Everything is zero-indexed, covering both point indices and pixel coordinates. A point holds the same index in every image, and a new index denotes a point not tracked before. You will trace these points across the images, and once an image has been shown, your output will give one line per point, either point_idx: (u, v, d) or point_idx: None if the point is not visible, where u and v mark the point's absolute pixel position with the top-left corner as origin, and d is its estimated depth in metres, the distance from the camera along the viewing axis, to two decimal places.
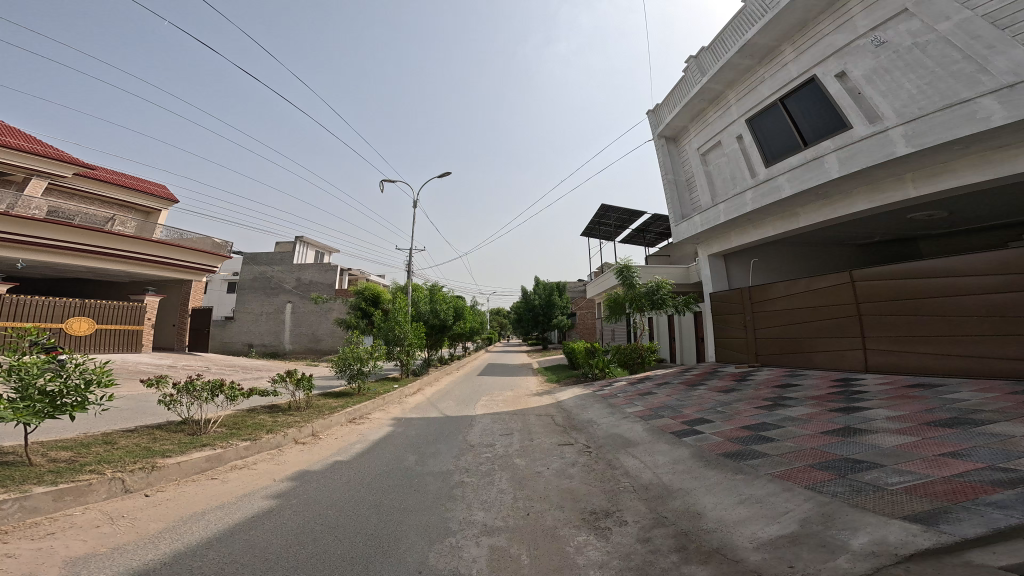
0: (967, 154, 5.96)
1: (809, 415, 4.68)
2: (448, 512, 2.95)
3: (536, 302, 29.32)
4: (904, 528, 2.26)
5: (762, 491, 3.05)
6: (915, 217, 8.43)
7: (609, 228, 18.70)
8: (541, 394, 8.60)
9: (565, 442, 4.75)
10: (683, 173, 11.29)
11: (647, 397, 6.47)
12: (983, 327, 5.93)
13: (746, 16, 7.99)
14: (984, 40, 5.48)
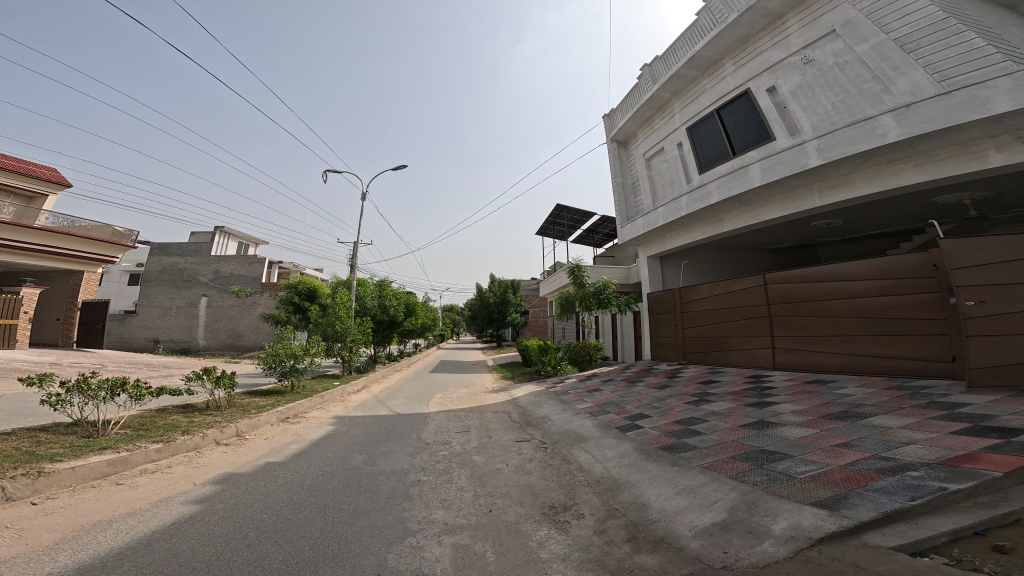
0: (865, 168, 6.64)
1: (729, 410, 5.08)
2: (405, 512, 2.90)
3: (491, 299, 29.33)
4: (813, 514, 2.56)
5: (694, 481, 3.30)
6: (815, 224, 9.20)
7: (563, 228, 19.09)
8: (499, 390, 8.66)
9: (521, 438, 4.83)
10: (631, 176, 11.78)
11: (596, 394, 6.74)
12: (865, 327, 6.62)
13: (698, 27, 8.52)
14: (891, 62, 6.15)
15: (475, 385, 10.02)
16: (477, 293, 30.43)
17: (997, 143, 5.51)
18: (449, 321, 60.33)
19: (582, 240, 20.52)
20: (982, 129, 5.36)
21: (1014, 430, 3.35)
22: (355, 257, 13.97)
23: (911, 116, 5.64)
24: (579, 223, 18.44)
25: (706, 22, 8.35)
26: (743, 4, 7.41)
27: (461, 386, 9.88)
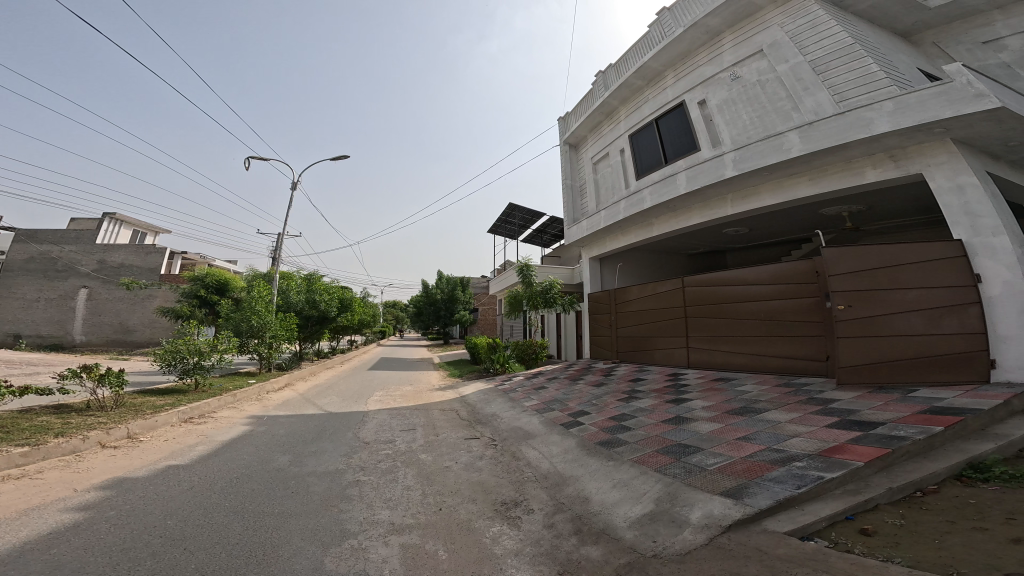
0: (772, 179, 6.88)
1: (652, 405, 5.33)
2: (343, 514, 2.74)
3: (439, 296, 28.81)
4: (722, 502, 2.81)
5: (627, 475, 3.46)
6: (727, 231, 9.53)
7: (514, 228, 19.24)
8: (445, 388, 8.54)
9: (470, 435, 4.77)
10: (579, 179, 11.78)
11: (542, 391, 6.85)
12: (762, 328, 7.03)
13: (648, 39, 8.72)
14: (804, 82, 6.49)
15: (420, 382, 9.78)
16: (425, 291, 29.70)
17: (873, 161, 5.87)
18: (391, 317, 58.27)
19: (531, 239, 20.78)
20: (865, 147, 5.66)
21: (872, 423, 3.88)
22: (279, 249, 12.97)
23: (812, 134, 5.86)
24: (529, 223, 18.68)
25: (655, 35, 8.57)
26: (688, 21, 7.65)
27: (406, 383, 9.59)
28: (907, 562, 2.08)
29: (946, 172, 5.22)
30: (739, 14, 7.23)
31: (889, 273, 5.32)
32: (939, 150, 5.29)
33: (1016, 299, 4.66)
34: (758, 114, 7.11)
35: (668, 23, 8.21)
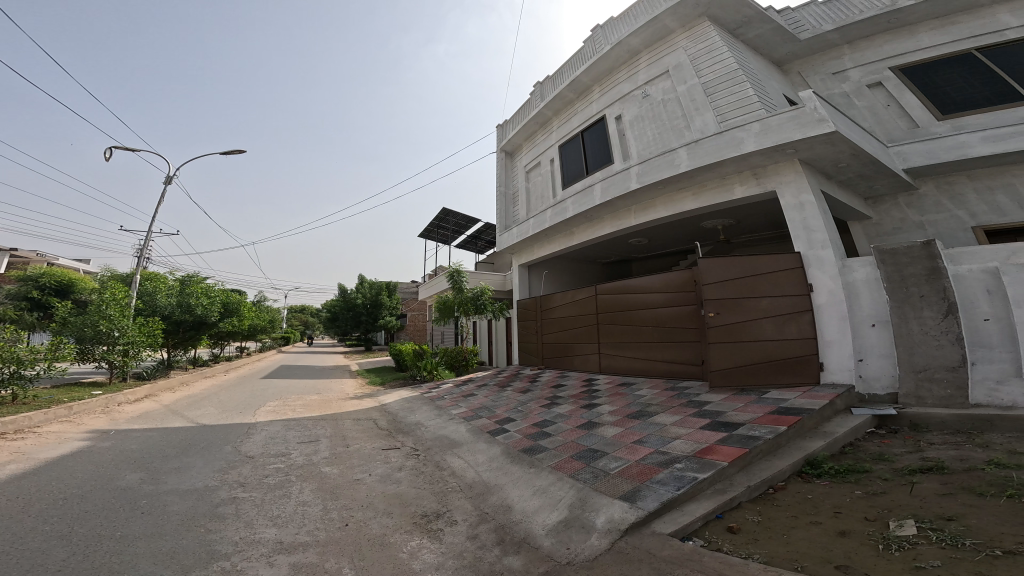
0: (667, 193, 6.87)
1: (570, 412, 5.20)
2: (213, 533, 2.26)
3: (359, 301, 26.91)
4: (621, 507, 2.87)
5: (546, 481, 3.36)
6: (629, 241, 9.44)
7: (448, 232, 18.79)
8: (360, 397, 7.82)
9: (388, 445, 4.36)
10: (513, 187, 11.48)
11: (471, 399, 6.45)
12: (656, 334, 6.90)
13: (581, 55, 8.59)
14: (696, 103, 6.52)
15: (327, 391, 8.87)
16: (343, 296, 27.53)
17: (741, 178, 6.15)
18: (298, 324, 53.01)
19: (464, 245, 20.43)
20: (736, 164, 5.86)
21: (735, 423, 4.17)
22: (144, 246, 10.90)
23: (698, 150, 5.91)
24: (461, 228, 18.40)
25: (589, 50, 8.45)
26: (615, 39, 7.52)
27: (311, 392, 8.60)
28: (763, 558, 2.33)
29: (793, 190, 5.65)
30: (651, 35, 7.09)
31: (751, 282, 5.58)
32: (787, 170, 5.74)
33: (839, 307, 5.21)
34: (659, 131, 7.02)
35: (599, 39, 8.13)
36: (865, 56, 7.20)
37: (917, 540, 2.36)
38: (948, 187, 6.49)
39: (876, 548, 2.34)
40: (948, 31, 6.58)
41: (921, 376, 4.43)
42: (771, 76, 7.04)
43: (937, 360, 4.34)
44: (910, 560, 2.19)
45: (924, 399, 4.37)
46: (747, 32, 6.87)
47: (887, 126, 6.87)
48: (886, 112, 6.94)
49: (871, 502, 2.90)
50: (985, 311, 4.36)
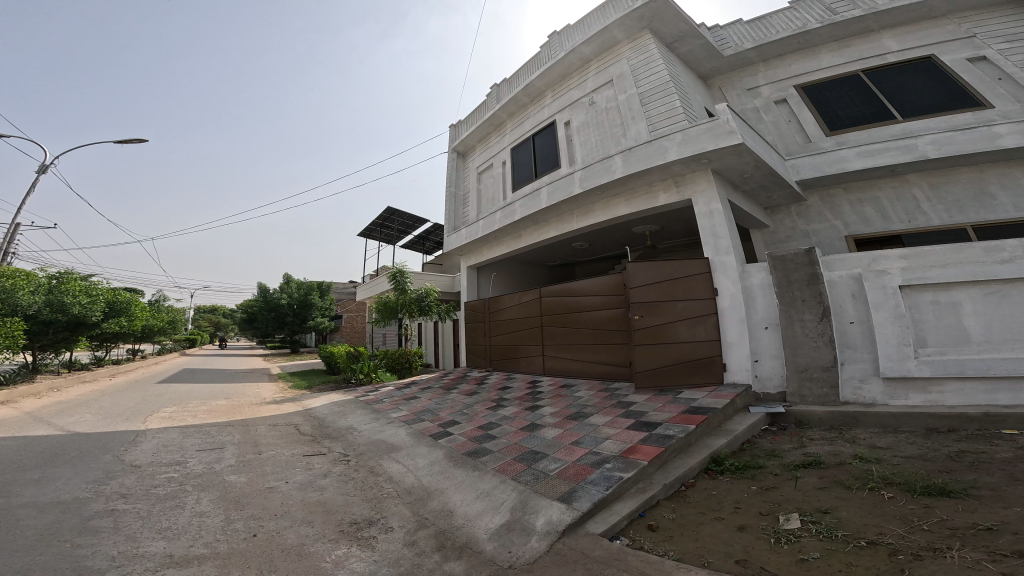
0: (604, 199, 6.74)
1: (516, 413, 5.04)
2: (82, 549, 1.83)
3: (285, 301, 24.76)
4: (559, 508, 2.80)
5: (489, 484, 3.19)
6: (573, 245, 9.64)
7: (392, 232, 18.03)
8: (280, 401, 7.03)
9: (312, 451, 3.90)
10: (463, 188, 11.21)
11: (413, 401, 6.04)
12: (596, 336, 6.97)
13: (539, 58, 8.60)
14: (631, 113, 6.75)
15: (243, 395, 7.91)
16: (266, 295, 25.12)
17: (664, 185, 6.07)
18: (206, 326, 47.34)
19: (410, 245, 19.71)
20: (660, 173, 5.77)
21: (651, 422, 4.14)
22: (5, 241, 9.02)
23: (632, 157, 5.81)
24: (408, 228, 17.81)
25: (546, 55, 8.49)
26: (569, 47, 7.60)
27: (220, 397, 7.58)
28: (676, 556, 2.48)
29: (704, 199, 5.62)
30: (600, 45, 7.23)
31: (669, 286, 5.51)
32: (700, 178, 5.70)
33: (739, 311, 5.21)
34: (601, 138, 7.21)
35: (555, 45, 8.20)
36: (776, 75, 7.56)
37: (801, 533, 2.61)
38: (831, 200, 6.79)
39: (769, 542, 2.56)
40: (843, 53, 7.13)
41: (803, 376, 4.61)
42: (695, 89, 7.32)
43: (816, 360, 4.55)
44: (796, 553, 2.41)
45: (805, 398, 4.56)
46: (681, 47, 7.20)
47: (788, 140, 7.15)
48: (787, 126, 7.24)
49: (764, 496, 3.13)
50: (851, 315, 4.62)
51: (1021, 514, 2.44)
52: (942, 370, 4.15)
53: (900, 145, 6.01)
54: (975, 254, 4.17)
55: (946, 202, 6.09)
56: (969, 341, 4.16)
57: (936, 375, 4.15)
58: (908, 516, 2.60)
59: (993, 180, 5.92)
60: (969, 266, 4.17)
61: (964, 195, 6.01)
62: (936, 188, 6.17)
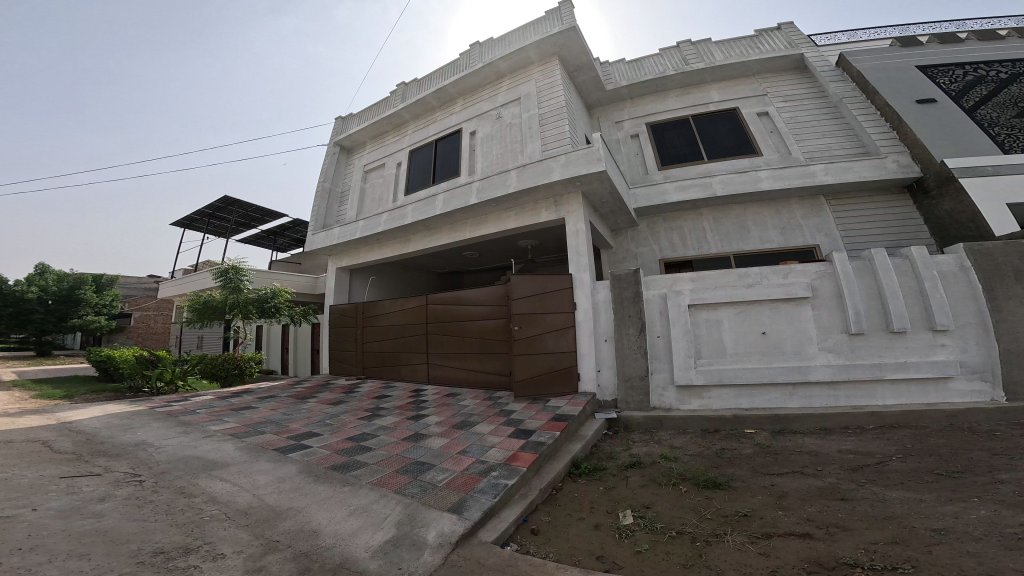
0: (493, 211, 6.65)
1: (395, 423, 4.60)
2: None
3: (36, 295, 17.78)
4: (451, 519, 2.74)
5: (364, 499, 2.84)
6: (463, 255, 9.44)
7: (228, 224, 15.09)
8: (16, 413, 4.86)
9: (76, 473, 2.72)
10: (346, 185, 10.11)
11: (244, 413, 4.80)
12: (478, 346, 6.51)
13: (455, 65, 8.07)
14: (529, 130, 6.78)
15: None
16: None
17: (546, 204, 6.19)
18: None
19: (255, 239, 16.51)
20: (544, 193, 5.95)
21: (528, 430, 4.17)
22: None
23: (525, 173, 5.80)
24: (257, 218, 14.99)
25: (464, 63, 7.96)
26: (486, 59, 7.34)
27: None
28: (555, 556, 2.68)
29: (572, 219, 5.86)
30: (514, 63, 7.11)
31: (543, 300, 5.57)
32: (572, 200, 5.91)
33: (589, 324, 5.48)
34: (503, 152, 7.09)
35: (474, 55, 7.76)
36: (636, 112, 8.27)
37: (635, 527, 3.02)
38: (652, 228, 7.58)
39: (615, 537, 2.94)
40: (681, 99, 8.08)
41: (626, 384, 4.91)
42: (581, 117, 7.61)
43: (635, 370, 4.89)
44: (633, 545, 2.82)
45: (628, 404, 4.86)
46: (578, 77, 7.53)
47: (633, 171, 7.91)
48: (635, 159, 8.00)
49: (607, 495, 3.45)
50: (658, 331, 4.91)
51: (761, 501, 3.14)
52: (712, 378, 4.64)
53: (696, 184, 6.99)
54: (730, 281, 4.77)
55: (722, 234, 7.19)
56: (725, 353, 4.69)
57: (707, 383, 4.62)
58: (698, 507, 3.18)
59: (748, 218, 7.15)
60: (725, 289, 4.75)
61: (732, 229, 7.17)
62: (717, 222, 7.25)
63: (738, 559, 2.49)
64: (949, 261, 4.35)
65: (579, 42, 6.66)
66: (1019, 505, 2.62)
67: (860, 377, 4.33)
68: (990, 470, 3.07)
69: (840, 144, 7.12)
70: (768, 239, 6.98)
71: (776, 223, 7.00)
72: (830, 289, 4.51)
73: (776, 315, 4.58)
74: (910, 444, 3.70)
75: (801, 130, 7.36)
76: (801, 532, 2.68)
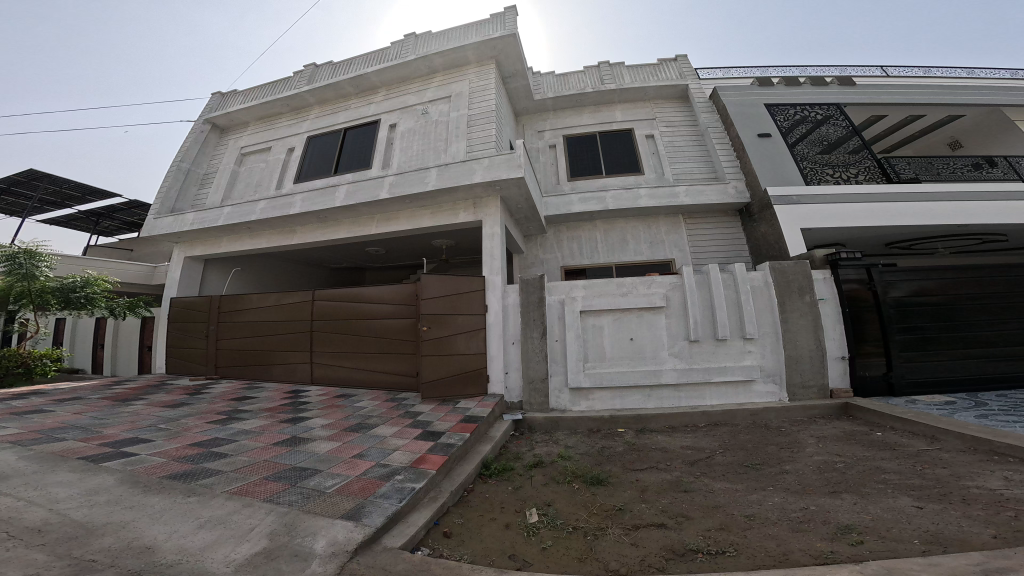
0: (406, 207, 6.47)
1: (261, 428, 4.18)
2: None
3: None
4: (345, 526, 2.40)
5: (221, 510, 2.35)
6: (368, 251, 8.93)
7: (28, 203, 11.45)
8: None
9: None
10: (214, 167, 9.04)
11: (30, 416, 3.54)
12: (376, 345, 6.43)
13: (381, 53, 7.74)
14: (453, 130, 6.73)
15: None
16: None
17: (464, 205, 6.22)
18: None
19: (69, 221, 12.83)
20: (463, 193, 5.96)
21: (437, 432, 4.09)
22: None
23: (444, 173, 5.79)
24: (76, 197, 11.55)
25: (394, 52, 7.72)
26: (420, 52, 7.18)
27: None
28: (469, 557, 2.61)
29: (489, 221, 5.98)
30: (450, 61, 7.07)
31: (458, 300, 5.57)
32: (491, 203, 6.04)
33: (499, 326, 5.59)
34: (423, 148, 6.89)
35: (405, 46, 7.55)
36: (556, 124, 8.89)
37: (540, 525, 3.06)
38: (557, 237, 8.20)
39: (523, 536, 2.93)
40: (594, 115, 8.82)
41: (530, 386, 5.23)
42: (507, 119, 7.93)
43: (538, 373, 5.24)
44: (538, 542, 2.87)
45: (531, 404, 5.19)
46: (511, 82, 7.90)
47: (546, 179, 8.53)
48: (549, 168, 8.65)
49: (516, 495, 3.46)
50: (556, 334, 5.30)
51: (632, 496, 3.43)
52: (597, 381, 5.12)
53: (593, 198, 7.69)
54: (611, 289, 5.27)
55: (609, 245, 8.02)
56: (604, 357, 5.19)
57: (592, 386, 5.09)
58: (588, 503, 3.35)
59: (628, 231, 8.03)
60: (607, 298, 5.24)
61: (616, 241, 8.02)
62: (607, 233, 8.07)
63: (617, 550, 2.68)
64: (760, 277, 5.20)
65: (516, 50, 6.92)
66: (798, 492, 3.21)
67: (697, 379, 5.08)
68: (779, 462, 3.76)
69: (703, 170, 8.06)
70: (640, 251, 7.90)
71: (646, 237, 7.95)
72: (679, 300, 5.17)
73: (641, 322, 5.16)
74: (727, 439, 4.41)
75: (675, 153, 8.24)
76: (657, 523, 2.98)
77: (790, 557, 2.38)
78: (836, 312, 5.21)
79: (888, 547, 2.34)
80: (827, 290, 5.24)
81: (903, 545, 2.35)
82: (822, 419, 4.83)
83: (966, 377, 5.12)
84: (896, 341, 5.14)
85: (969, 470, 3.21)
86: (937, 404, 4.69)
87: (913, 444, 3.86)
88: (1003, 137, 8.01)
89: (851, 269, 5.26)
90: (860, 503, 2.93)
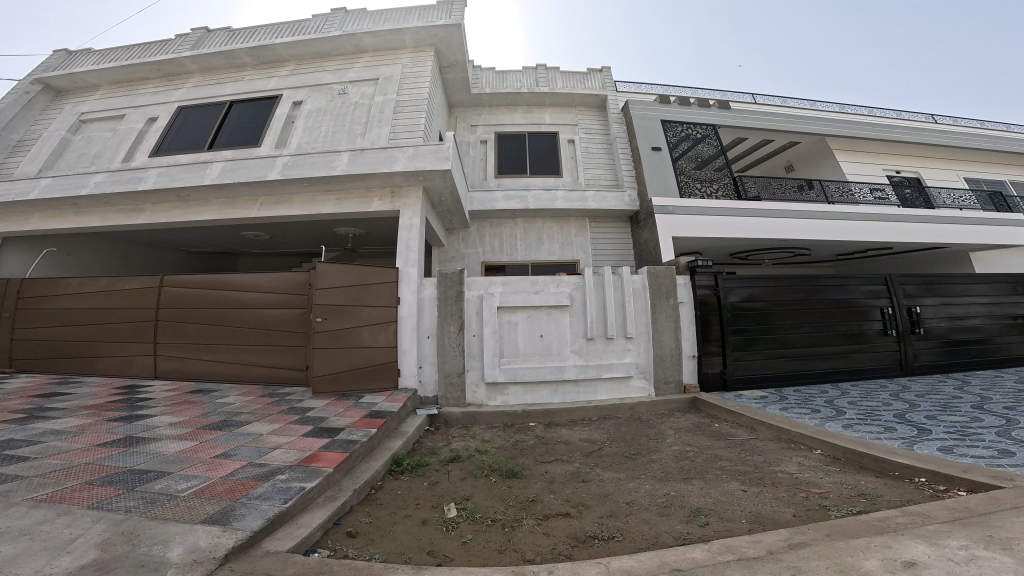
0: (306, 192, 5.86)
1: (79, 427, 3.53)
2: None
3: None
4: (209, 531, 1.99)
5: (15, 524, 1.86)
6: (246, 234, 7.77)
7: None
8: None
9: None
10: (33, 136, 7.11)
11: None
12: (248, 336, 5.71)
13: (298, 23, 6.99)
14: (373, 115, 6.31)
15: None
16: None
17: (380, 194, 5.87)
18: None
19: None
20: (378, 180, 5.61)
21: (334, 429, 3.80)
22: None
23: (358, 159, 5.42)
24: None
25: (313, 24, 7.02)
26: (346, 29, 6.66)
27: None
28: (380, 557, 2.40)
29: (409, 212, 5.75)
30: (383, 42, 6.69)
31: (362, 292, 5.33)
32: (411, 194, 5.82)
33: (413, 319, 5.47)
34: (334, 130, 6.32)
35: (329, 20, 6.93)
36: (488, 120, 9.25)
37: (458, 519, 2.96)
38: (480, 232, 8.51)
39: (440, 530, 2.80)
40: (523, 117, 9.35)
41: (446, 381, 5.25)
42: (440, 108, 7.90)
43: (454, 368, 5.28)
44: (457, 536, 2.77)
45: (446, 399, 5.22)
46: (448, 73, 7.89)
47: (473, 173, 8.83)
48: (477, 163, 8.96)
49: (432, 490, 3.34)
50: (473, 329, 5.40)
51: (540, 487, 3.52)
52: (510, 376, 5.33)
53: (516, 197, 8.17)
54: (526, 288, 5.51)
55: (526, 243, 8.55)
56: (517, 353, 5.43)
57: (506, 381, 5.29)
58: (503, 494, 3.36)
59: (543, 232, 8.64)
60: (521, 295, 5.48)
61: (533, 240, 8.58)
62: (525, 232, 8.59)
63: (530, 540, 2.71)
64: (641, 281, 6.02)
65: (459, 41, 6.91)
66: (662, 479, 3.60)
67: (590, 374, 5.58)
68: (649, 453, 4.21)
69: (608, 176, 9.04)
70: (551, 251, 8.56)
71: (557, 238, 8.65)
72: (581, 299, 5.68)
73: (549, 320, 5.52)
74: (612, 432, 4.85)
75: (589, 161, 9.08)
76: (563, 512, 3.08)
77: (660, 540, 2.65)
78: (692, 313, 6.36)
79: (726, 527, 2.72)
80: (687, 295, 6.35)
81: (736, 525, 2.74)
82: (678, 411, 5.72)
83: (774, 372, 6.67)
84: (730, 342, 6.45)
85: (777, 456, 3.95)
86: (757, 396, 6.02)
87: (739, 434, 4.70)
88: (823, 163, 10.40)
89: (706, 276, 6.47)
90: (706, 487, 3.39)
